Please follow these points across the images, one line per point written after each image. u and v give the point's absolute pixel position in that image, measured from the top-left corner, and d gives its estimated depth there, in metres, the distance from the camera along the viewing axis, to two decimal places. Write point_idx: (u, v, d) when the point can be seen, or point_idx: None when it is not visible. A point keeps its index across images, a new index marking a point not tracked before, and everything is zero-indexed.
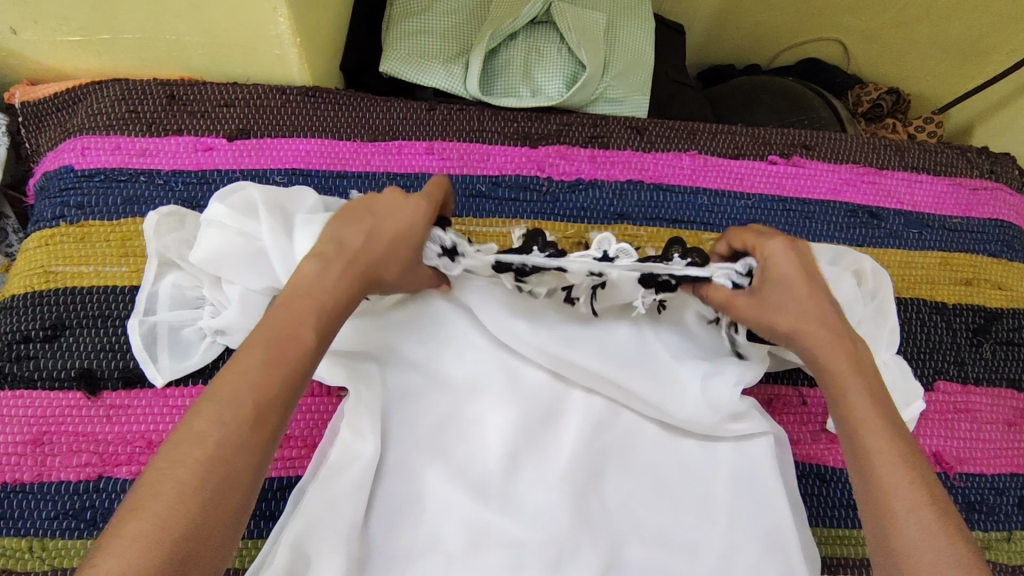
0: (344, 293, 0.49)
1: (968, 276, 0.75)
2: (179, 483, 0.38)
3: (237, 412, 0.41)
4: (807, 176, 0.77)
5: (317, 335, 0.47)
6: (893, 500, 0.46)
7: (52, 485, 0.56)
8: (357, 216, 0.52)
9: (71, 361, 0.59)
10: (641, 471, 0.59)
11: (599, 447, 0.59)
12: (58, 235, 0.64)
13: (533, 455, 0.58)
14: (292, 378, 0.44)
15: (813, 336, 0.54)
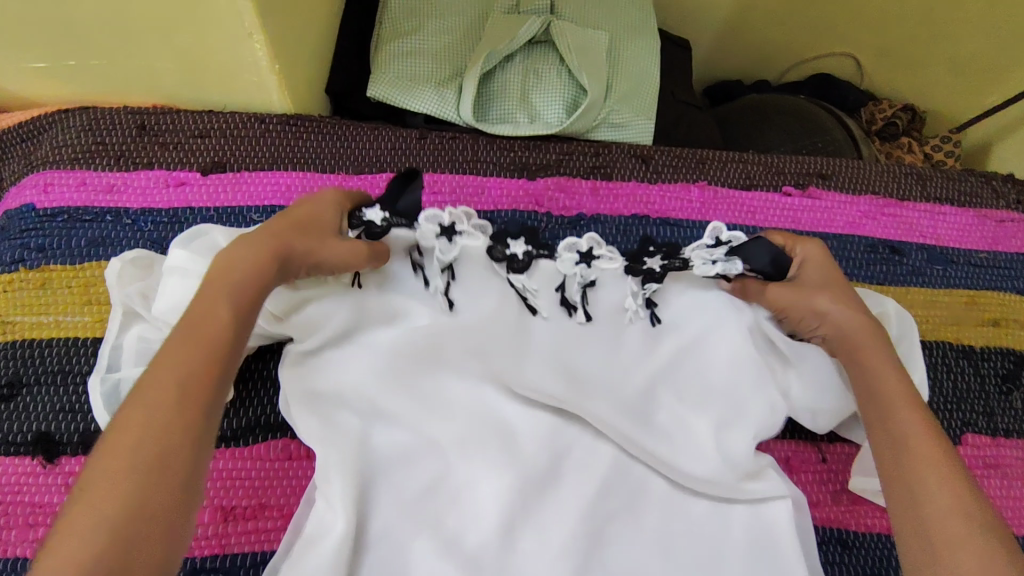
0: (258, 257, 0.45)
1: (996, 317, 0.70)
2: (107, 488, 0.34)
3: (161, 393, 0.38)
4: (824, 208, 0.72)
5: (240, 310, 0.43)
6: (921, 475, 0.44)
7: (6, 563, 0.51)
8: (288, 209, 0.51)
9: (28, 424, 0.54)
10: (648, 547, 0.54)
11: (604, 513, 0.54)
12: (17, 282, 0.59)
13: (529, 522, 0.53)
14: (217, 351, 0.41)
15: (851, 319, 0.52)
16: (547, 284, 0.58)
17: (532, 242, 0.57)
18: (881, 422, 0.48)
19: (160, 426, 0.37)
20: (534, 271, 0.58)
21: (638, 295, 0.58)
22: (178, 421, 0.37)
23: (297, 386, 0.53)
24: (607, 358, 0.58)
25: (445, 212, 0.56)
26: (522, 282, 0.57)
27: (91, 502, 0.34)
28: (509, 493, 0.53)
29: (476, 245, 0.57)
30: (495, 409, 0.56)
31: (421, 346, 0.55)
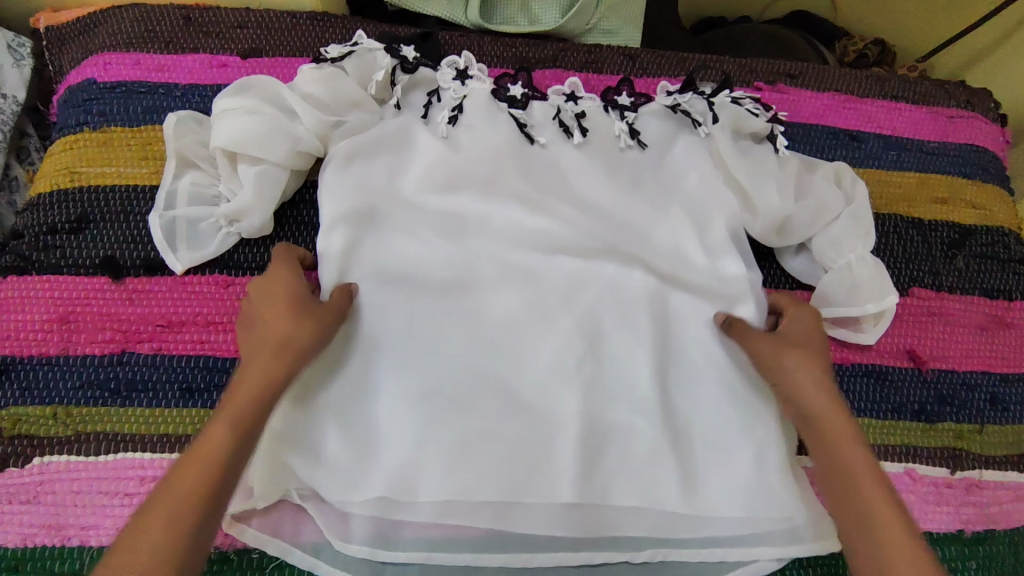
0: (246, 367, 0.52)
1: (943, 195, 0.79)
2: (152, 538, 0.44)
3: (208, 448, 0.48)
4: (790, 101, 0.80)
5: (229, 429, 0.49)
6: (863, 519, 0.51)
7: (77, 358, 0.59)
8: (251, 334, 0.55)
9: (96, 250, 0.63)
10: (633, 366, 0.63)
11: (597, 324, 0.64)
12: (82, 140, 0.67)
13: (528, 330, 0.63)
14: (256, 384, 0.51)
15: (804, 397, 0.57)
16: (545, 118, 0.69)
17: (528, 84, 0.69)
18: (840, 473, 0.53)
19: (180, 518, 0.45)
20: (531, 110, 0.69)
21: (624, 121, 0.69)
22: (189, 487, 0.46)
23: (337, 184, 0.64)
24: (600, 191, 0.68)
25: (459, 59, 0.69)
26: (522, 116, 0.68)
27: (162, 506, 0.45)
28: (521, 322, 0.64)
29: (482, 88, 0.69)
30: (516, 234, 0.66)
31: (441, 172, 0.66)
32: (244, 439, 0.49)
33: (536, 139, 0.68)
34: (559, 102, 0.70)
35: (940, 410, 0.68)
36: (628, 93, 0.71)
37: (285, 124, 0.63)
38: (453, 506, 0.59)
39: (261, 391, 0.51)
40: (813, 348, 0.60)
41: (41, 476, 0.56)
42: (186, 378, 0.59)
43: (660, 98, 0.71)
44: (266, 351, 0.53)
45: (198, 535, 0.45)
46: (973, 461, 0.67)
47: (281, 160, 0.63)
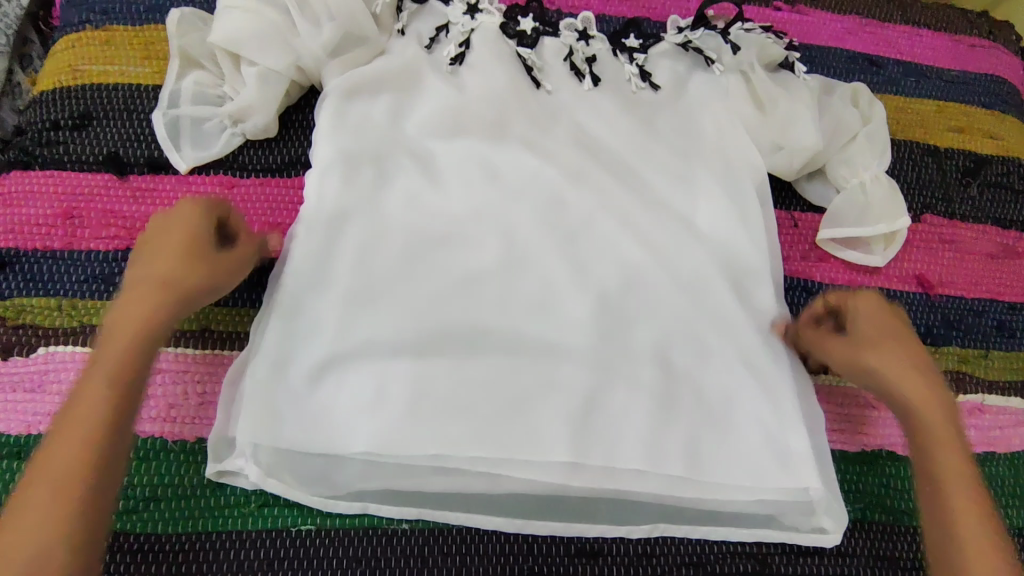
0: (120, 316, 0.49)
1: (960, 124, 0.77)
2: (52, 503, 0.42)
3: (97, 401, 0.45)
4: (810, 23, 0.78)
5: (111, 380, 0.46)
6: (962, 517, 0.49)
7: (81, 253, 0.59)
8: (148, 253, 0.52)
9: (99, 147, 0.62)
10: (643, 287, 0.63)
11: (606, 240, 0.64)
12: (84, 39, 0.66)
13: (532, 265, 0.63)
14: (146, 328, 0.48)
15: (906, 388, 0.54)
16: (555, 58, 0.69)
17: (539, 19, 0.68)
18: (929, 476, 0.51)
19: (31, 514, 0.42)
20: (541, 48, 0.69)
21: (633, 64, 0.69)
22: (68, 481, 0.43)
23: (331, 120, 0.63)
24: (604, 124, 0.68)
25: None
26: (530, 57, 0.68)
27: (47, 473, 0.43)
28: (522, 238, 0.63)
29: (492, 22, 0.68)
30: (522, 160, 0.65)
31: (444, 113, 0.65)
32: (126, 370, 0.46)
33: (543, 84, 0.68)
34: (570, 41, 0.69)
35: (946, 334, 0.68)
36: (637, 35, 0.70)
37: (287, 35, 0.62)
38: (448, 426, 0.57)
39: (152, 328, 0.48)
40: (892, 326, 0.57)
41: (44, 366, 0.56)
42: None
43: (670, 36, 0.70)
44: (143, 318, 0.48)
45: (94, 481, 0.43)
46: (976, 386, 0.67)
47: (284, 64, 0.62)
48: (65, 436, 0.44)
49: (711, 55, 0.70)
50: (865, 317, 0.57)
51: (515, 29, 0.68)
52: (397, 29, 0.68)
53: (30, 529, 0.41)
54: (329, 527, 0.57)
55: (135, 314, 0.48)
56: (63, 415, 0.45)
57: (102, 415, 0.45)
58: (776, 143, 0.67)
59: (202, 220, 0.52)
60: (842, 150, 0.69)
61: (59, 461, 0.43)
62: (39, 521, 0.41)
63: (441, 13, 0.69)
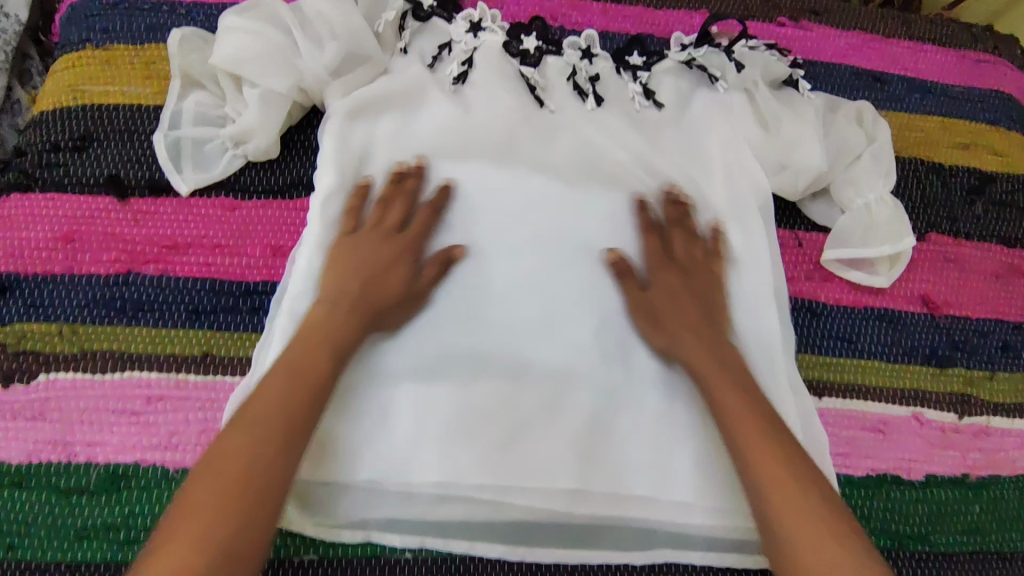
0: (350, 328, 0.56)
1: (965, 140, 0.77)
2: (209, 503, 0.46)
3: (282, 398, 0.50)
4: (814, 39, 0.78)
5: (321, 371, 0.53)
6: (784, 510, 0.50)
7: (81, 277, 0.58)
8: (338, 262, 0.58)
9: (100, 169, 0.61)
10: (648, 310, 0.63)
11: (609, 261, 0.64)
12: (86, 58, 0.65)
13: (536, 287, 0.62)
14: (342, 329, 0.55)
15: (683, 351, 0.59)
16: (558, 76, 0.68)
17: (543, 37, 0.68)
18: (764, 498, 0.51)
19: (269, 471, 0.48)
20: (544, 67, 0.68)
21: (637, 82, 0.68)
22: (291, 440, 0.49)
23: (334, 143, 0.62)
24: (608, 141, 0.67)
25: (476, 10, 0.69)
26: (532, 75, 0.67)
27: (216, 470, 0.47)
28: (526, 261, 0.63)
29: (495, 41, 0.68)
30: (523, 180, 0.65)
31: (446, 133, 0.65)
32: (305, 371, 0.52)
33: (547, 102, 0.67)
34: (574, 60, 0.68)
35: (951, 356, 0.68)
36: (640, 54, 0.70)
37: (289, 56, 0.61)
38: (452, 451, 0.56)
39: (357, 326, 0.56)
40: (668, 282, 0.62)
41: (45, 393, 0.56)
42: (193, 300, 0.59)
43: (675, 55, 0.70)
44: (346, 305, 0.56)
45: (278, 472, 0.48)
46: (981, 408, 0.67)
47: (286, 85, 0.61)
48: (246, 435, 0.49)
49: (714, 73, 0.69)
50: (660, 284, 0.62)
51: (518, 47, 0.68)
52: (398, 47, 0.68)
53: (207, 501, 0.46)
54: (331, 555, 0.58)
55: (332, 317, 0.55)
56: (246, 413, 0.50)
57: (290, 411, 0.50)
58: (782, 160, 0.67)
59: (407, 242, 0.60)
60: (846, 171, 0.68)
61: (221, 462, 0.47)
62: (253, 512, 0.46)
63: (443, 32, 0.69)
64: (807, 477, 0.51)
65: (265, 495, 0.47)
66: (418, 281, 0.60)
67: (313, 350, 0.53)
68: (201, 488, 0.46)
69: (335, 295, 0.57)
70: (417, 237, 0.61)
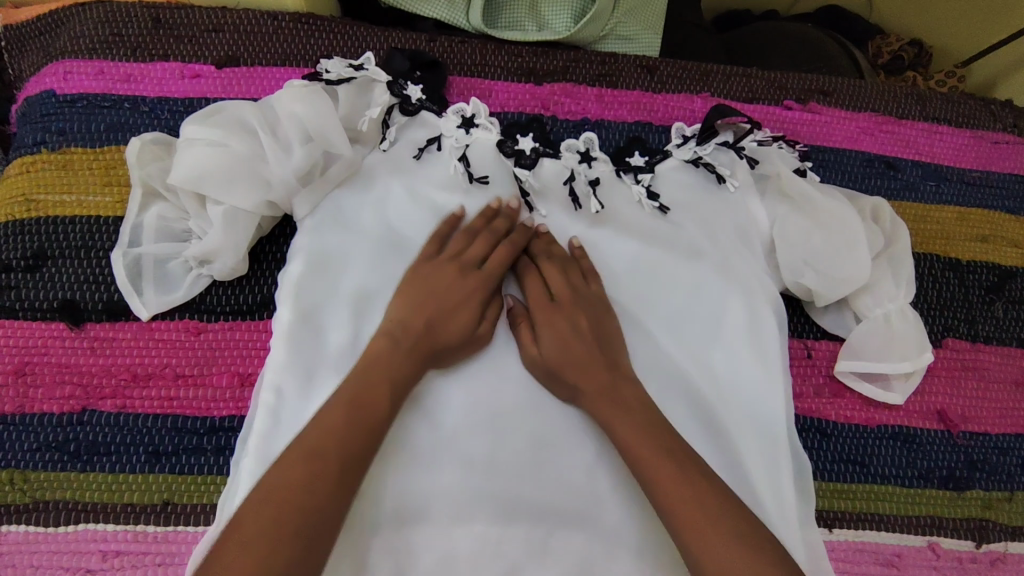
0: (407, 371, 0.53)
1: (984, 233, 0.72)
2: (268, 524, 0.42)
3: (353, 424, 0.49)
4: (823, 123, 0.73)
5: (391, 403, 0.51)
6: (697, 534, 0.46)
7: (33, 417, 0.54)
8: (407, 293, 0.57)
9: (54, 292, 0.57)
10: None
11: None
12: (40, 163, 0.61)
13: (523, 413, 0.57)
14: (402, 364, 0.53)
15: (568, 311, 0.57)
16: (555, 180, 0.63)
17: (539, 139, 0.63)
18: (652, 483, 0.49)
19: (321, 496, 0.45)
20: (539, 171, 0.63)
21: (641, 185, 0.64)
22: (343, 478, 0.46)
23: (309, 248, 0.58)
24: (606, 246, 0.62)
25: (468, 105, 0.64)
26: (527, 179, 0.63)
27: (278, 492, 0.44)
28: (512, 385, 0.58)
29: (488, 139, 0.63)
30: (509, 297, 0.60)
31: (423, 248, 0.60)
32: (365, 405, 0.50)
33: (537, 208, 0.63)
34: (572, 164, 0.64)
35: (969, 477, 0.63)
36: (643, 153, 0.65)
37: (255, 168, 0.56)
38: None
39: (419, 369, 0.54)
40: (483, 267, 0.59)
41: None
42: (154, 441, 0.54)
43: (680, 152, 0.65)
44: (407, 344, 0.54)
45: (332, 503, 0.45)
46: (1001, 533, 0.63)
47: (251, 202, 0.56)
48: (307, 457, 0.46)
49: (723, 172, 0.64)
50: (550, 338, 0.57)
51: (513, 150, 0.63)
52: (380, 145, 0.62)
53: (270, 528, 0.42)
54: None
55: (382, 357, 0.53)
56: (300, 437, 0.48)
57: (354, 447, 0.48)
58: (801, 263, 0.62)
59: (484, 280, 0.58)
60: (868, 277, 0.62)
61: (294, 484, 0.44)
62: (299, 539, 0.43)
63: (433, 127, 0.64)
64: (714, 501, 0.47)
65: (313, 540, 0.43)
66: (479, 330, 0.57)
67: (381, 378, 0.52)
68: (271, 507, 0.43)
69: (396, 325, 0.55)
70: (489, 277, 0.58)
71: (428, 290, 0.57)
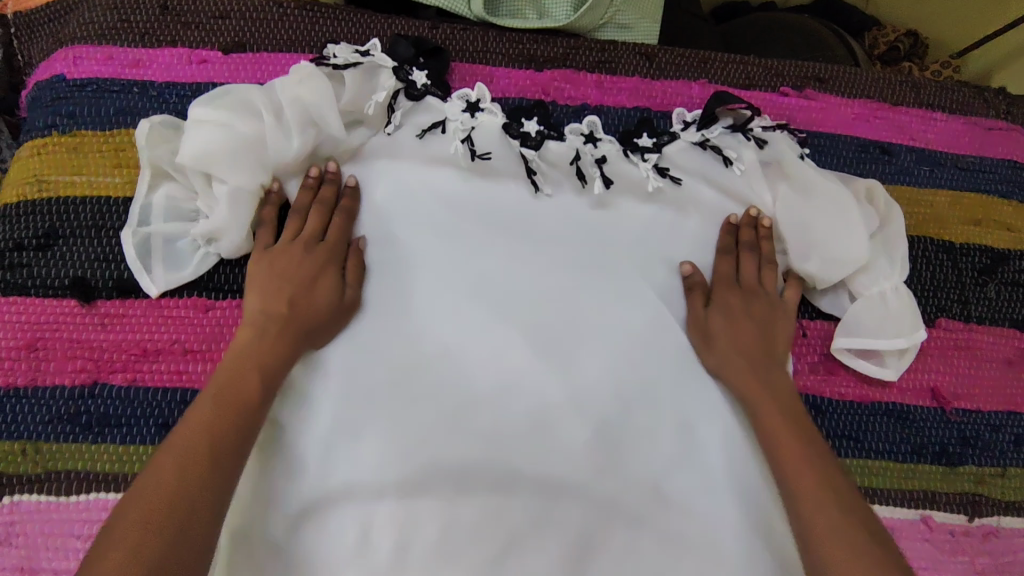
0: (278, 343, 0.55)
1: (977, 216, 0.73)
2: (142, 502, 0.42)
3: (220, 407, 0.49)
4: (819, 109, 0.74)
5: (260, 386, 0.52)
6: (811, 499, 0.49)
7: (45, 390, 0.56)
8: (272, 277, 0.58)
9: (66, 270, 0.58)
10: (639, 415, 0.59)
11: (601, 360, 0.60)
12: (51, 145, 0.62)
13: (521, 389, 0.58)
14: (261, 343, 0.54)
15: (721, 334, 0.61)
16: (561, 161, 0.65)
17: (544, 122, 0.64)
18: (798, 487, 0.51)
19: (199, 473, 0.44)
20: (544, 153, 0.64)
21: (647, 164, 0.64)
22: (218, 445, 0.46)
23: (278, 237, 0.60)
24: (604, 228, 0.63)
25: (473, 89, 0.65)
26: (534, 160, 0.64)
27: (157, 475, 0.44)
28: (513, 360, 0.59)
29: (494, 123, 0.64)
30: (511, 275, 0.61)
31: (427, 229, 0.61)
32: (228, 391, 0.50)
33: (543, 188, 0.64)
34: (577, 144, 0.65)
35: (961, 452, 0.65)
36: (648, 134, 0.65)
37: (257, 147, 0.57)
38: None
39: (289, 353, 0.55)
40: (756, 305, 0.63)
41: (12, 517, 0.54)
42: (164, 413, 0.56)
43: (685, 134, 0.66)
44: (272, 325, 0.55)
45: (210, 481, 0.45)
46: (992, 507, 0.65)
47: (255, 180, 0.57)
48: (182, 441, 0.46)
49: (729, 154, 0.65)
50: (722, 308, 0.62)
51: (520, 133, 0.64)
52: (386, 129, 0.64)
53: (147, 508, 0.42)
54: None
55: (240, 342, 0.54)
56: (178, 426, 0.47)
57: (211, 425, 0.47)
58: (807, 246, 0.63)
59: (329, 252, 0.59)
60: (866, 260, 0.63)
61: (171, 465, 0.44)
62: (178, 514, 0.42)
63: (438, 111, 0.64)
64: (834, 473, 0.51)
65: (199, 518, 0.43)
66: (348, 296, 0.59)
67: (247, 359, 0.53)
68: (146, 489, 0.43)
69: (261, 311, 0.56)
70: (336, 249, 0.60)
71: (282, 270, 0.58)
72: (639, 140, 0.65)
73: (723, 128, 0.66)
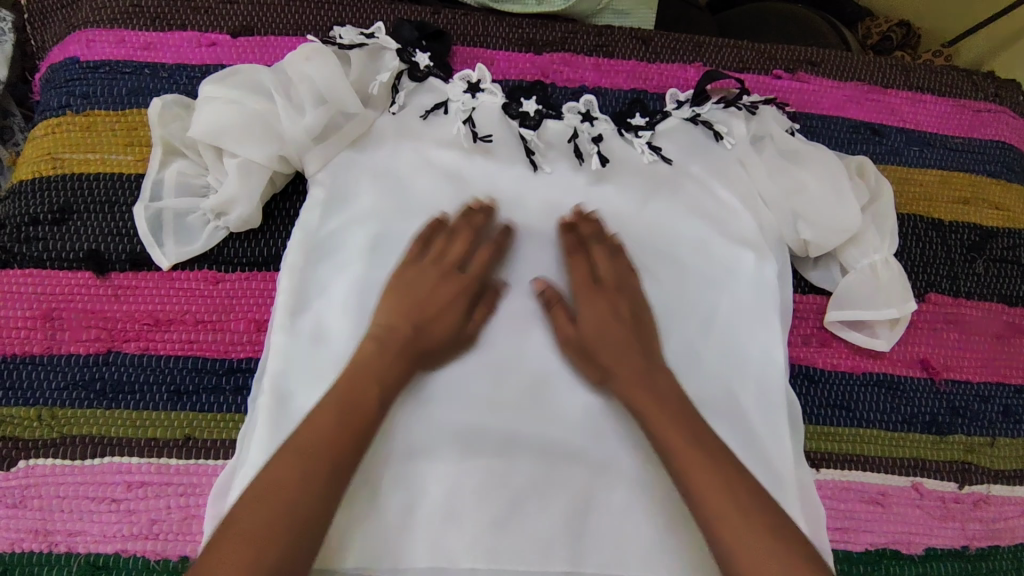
0: (396, 366, 0.55)
1: (966, 195, 0.75)
2: (254, 522, 0.45)
3: (342, 426, 0.50)
4: (811, 91, 0.76)
5: (380, 402, 0.53)
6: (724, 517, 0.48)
7: (61, 357, 0.58)
8: (398, 297, 0.58)
9: (80, 243, 0.60)
10: None
11: None
12: (64, 124, 0.64)
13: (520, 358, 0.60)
14: (398, 365, 0.55)
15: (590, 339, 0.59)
16: (559, 140, 0.66)
17: (543, 101, 0.66)
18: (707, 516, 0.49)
19: (308, 498, 0.46)
20: (543, 131, 0.66)
21: (641, 142, 0.66)
22: (336, 481, 0.48)
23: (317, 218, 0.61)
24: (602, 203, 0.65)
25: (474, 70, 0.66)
26: (531, 138, 0.65)
27: (275, 496, 0.46)
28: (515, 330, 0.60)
29: (494, 102, 0.66)
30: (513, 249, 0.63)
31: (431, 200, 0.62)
32: (348, 406, 0.51)
33: (542, 166, 0.65)
34: (575, 122, 0.66)
35: (951, 422, 0.67)
36: (643, 113, 0.67)
37: (267, 123, 0.59)
38: (447, 535, 0.55)
39: (403, 369, 0.55)
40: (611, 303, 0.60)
41: (26, 480, 0.55)
42: (176, 380, 0.58)
43: (678, 112, 0.68)
44: (397, 343, 0.56)
45: (319, 504, 0.47)
46: (982, 476, 0.66)
47: (264, 155, 0.59)
48: (290, 459, 0.48)
49: (720, 130, 0.67)
50: (590, 313, 0.59)
51: (518, 112, 0.65)
52: (390, 108, 0.65)
53: (255, 530, 0.44)
54: None
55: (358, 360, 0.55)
56: (290, 440, 0.49)
57: (329, 446, 0.49)
58: (794, 216, 0.65)
59: (471, 281, 0.60)
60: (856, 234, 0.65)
61: (285, 486, 0.46)
62: (286, 541, 0.45)
63: (440, 90, 0.66)
64: (698, 429, 0.52)
65: (301, 542, 0.45)
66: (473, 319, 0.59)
67: (365, 375, 0.53)
68: (259, 510, 0.45)
69: (384, 327, 0.56)
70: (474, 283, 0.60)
71: (427, 290, 0.58)
72: (634, 119, 0.67)
73: (717, 106, 0.68)
